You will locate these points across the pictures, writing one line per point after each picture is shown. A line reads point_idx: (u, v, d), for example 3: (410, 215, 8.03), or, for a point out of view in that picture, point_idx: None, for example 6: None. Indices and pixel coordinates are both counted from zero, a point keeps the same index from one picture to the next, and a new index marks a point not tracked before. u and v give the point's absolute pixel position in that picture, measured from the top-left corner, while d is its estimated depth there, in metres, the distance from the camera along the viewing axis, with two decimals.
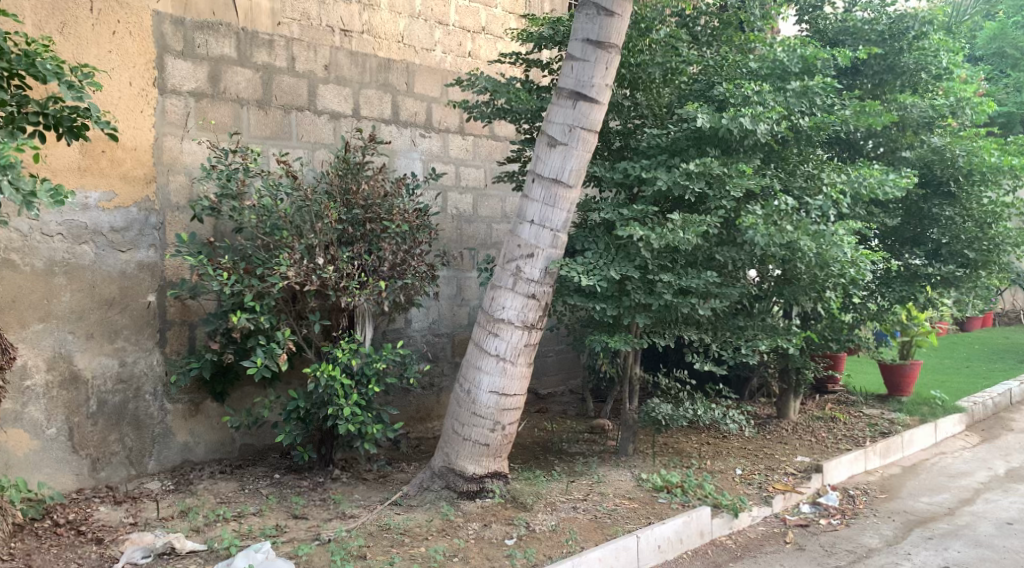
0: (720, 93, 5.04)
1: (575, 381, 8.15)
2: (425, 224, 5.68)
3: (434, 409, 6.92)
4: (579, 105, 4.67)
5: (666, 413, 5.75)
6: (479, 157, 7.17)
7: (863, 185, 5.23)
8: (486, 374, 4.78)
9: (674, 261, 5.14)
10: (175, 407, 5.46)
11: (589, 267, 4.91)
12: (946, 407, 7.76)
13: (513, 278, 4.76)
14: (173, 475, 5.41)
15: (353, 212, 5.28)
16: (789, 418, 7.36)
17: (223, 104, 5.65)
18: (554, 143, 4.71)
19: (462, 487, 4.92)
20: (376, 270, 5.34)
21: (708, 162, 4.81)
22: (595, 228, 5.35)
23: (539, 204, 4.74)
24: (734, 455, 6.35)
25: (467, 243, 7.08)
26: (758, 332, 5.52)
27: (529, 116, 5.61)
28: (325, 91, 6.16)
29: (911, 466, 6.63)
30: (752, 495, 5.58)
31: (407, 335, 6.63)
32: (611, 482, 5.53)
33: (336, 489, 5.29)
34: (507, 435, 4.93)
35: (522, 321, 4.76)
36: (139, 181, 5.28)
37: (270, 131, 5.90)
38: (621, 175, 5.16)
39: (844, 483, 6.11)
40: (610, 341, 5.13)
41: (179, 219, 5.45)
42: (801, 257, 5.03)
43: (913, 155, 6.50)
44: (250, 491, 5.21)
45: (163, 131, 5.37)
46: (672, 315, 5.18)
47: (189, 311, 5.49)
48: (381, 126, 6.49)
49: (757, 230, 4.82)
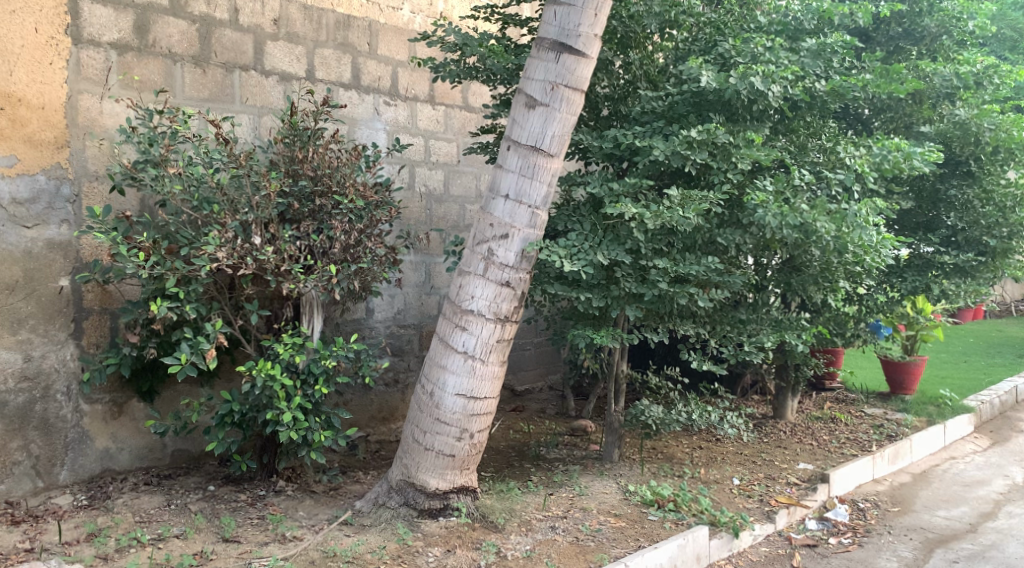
0: (723, 51, 4.38)
1: (554, 376, 7.49)
2: (386, 201, 4.96)
3: (398, 409, 6.23)
4: (564, 58, 3.98)
5: (657, 417, 5.11)
6: (452, 130, 6.46)
7: (884, 160, 4.45)
8: (452, 375, 4.10)
9: (670, 244, 4.49)
10: (93, 408, 4.72)
11: (573, 250, 4.26)
12: (955, 406, 7.15)
13: (484, 263, 4.06)
14: (89, 487, 4.67)
15: (300, 183, 4.58)
16: (786, 418, 6.76)
17: (152, 59, 4.88)
18: (533, 103, 4.02)
19: (424, 504, 4.24)
20: (326, 253, 4.63)
21: (712, 128, 4.13)
22: (580, 206, 4.69)
23: (515, 175, 4.04)
24: (730, 462, 5.72)
25: (435, 224, 6.39)
26: (761, 326, 4.91)
27: (506, 76, 4.90)
28: (273, 49, 5.41)
29: (921, 474, 6.05)
30: (754, 509, 4.95)
31: (368, 326, 5.93)
32: (595, 494, 4.87)
33: (279, 505, 4.58)
34: (477, 445, 4.25)
35: (495, 313, 4.07)
36: (48, 144, 4.50)
37: (209, 92, 5.13)
38: (611, 144, 4.47)
39: (852, 495, 5.51)
40: (596, 337, 4.48)
41: (97, 191, 4.69)
42: (817, 242, 4.35)
43: (933, 131, 5.82)
44: (177, 507, 4.48)
45: (78, 88, 4.60)
46: (667, 307, 4.52)
47: (110, 297, 4.74)
48: (338, 90, 5.75)
49: (768, 209, 4.20)
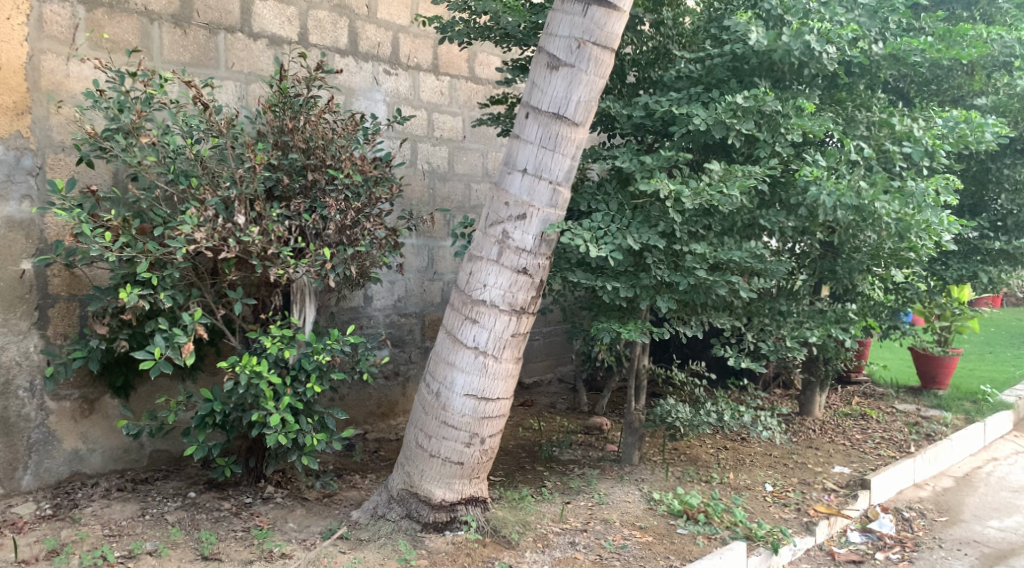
0: (770, 8, 3.91)
1: (565, 367, 7.03)
2: (387, 176, 4.46)
3: (398, 404, 5.75)
4: (592, 10, 3.48)
5: (684, 419, 4.66)
6: (457, 103, 5.94)
7: (951, 132, 4.05)
8: (461, 374, 3.62)
9: (707, 227, 4.02)
10: (61, 406, 4.24)
11: (599, 232, 3.78)
12: (994, 404, 6.68)
13: (498, 247, 3.57)
14: (56, 493, 4.19)
15: (291, 156, 4.10)
16: (814, 415, 6.29)
17: (125, 17, 4.35)
18: (556, 64, 3.52)
19: (428, 517, 3.77)
20: (320, 235, 4.13)
21: (761, 94, 3.65)
22: (604, 183, 4.21)
23: (534, 147, 3.55)
24: (760, 465, 5.26)
25: (440, 204, 5.88)
26: (804, 320, 4.45)
27: (522, 37, 4.40)
28: (262, 9, 4.87)
29: (965, 477, 5.59)
30: (791, 520, 4.49)
31: (367, 315, 5.44)
32: (616, 503, 4.41)
33: (266, 514, 4.10)
34: (488, 451, 3.78)
35: (510, 304, 3.59)
36: (6, 110, 3.99)
37: (191, 56, 4.61)
38: (643, 113, 3.99)
39: (894, 502, 5.05)
40: (623, 331, 4.01)
41: (63, 163, 4.18)
42: (876, 225, 3.89)
43: (989, 103, 5.23)
44: (152, 518, 4.00)
45: (41, 47, 4.08)
46: (702, 298, 4.04)
47: (79, 282, 4.23)
48: (334, 56, 5.22)
49: (822, 186, 3.72)
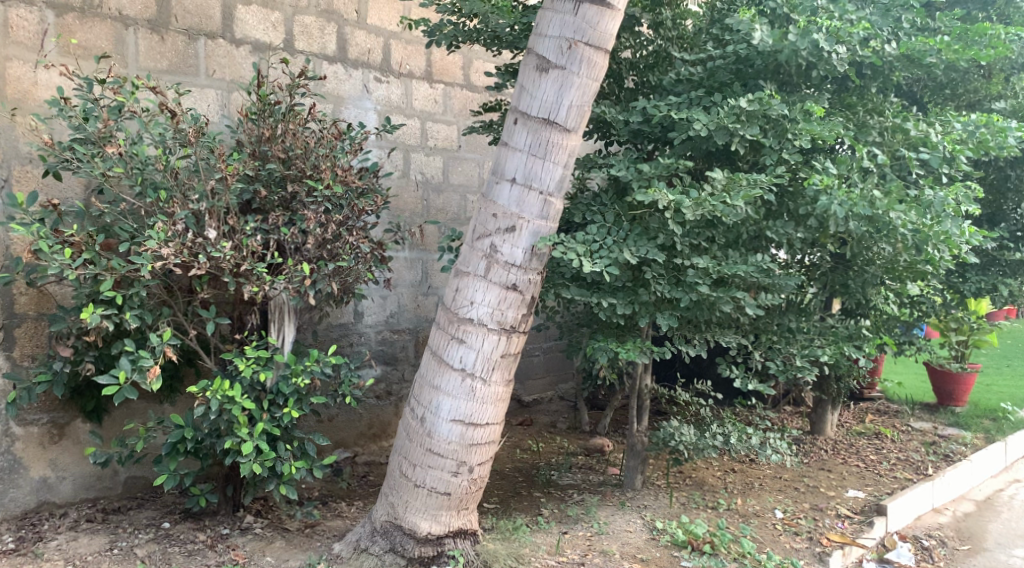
0: (775, 6, 3.76)
1: (567, 385, 6.72)
2: (373, 188, 4.24)
3: (390, 424, 5.51)
4: (584, 9, 3.26)
5: (688, 442, 4.37)
6: (451, 111, 5.72)
7: (970, 137, 3.84)
8: (447, 398, 3.37)
9: (710, 239, 3.78)
10: (27, 432, 4.01)
11: (594, 245, 3.54)
12: (1014, 422, 6.41)
13: (486, 261, 3.33)
14: (21, 524, 3.95)
15: (269, 166, 3.88)
16: (826, 434, 6.01)
17: (97, 21, 4.15)
18: (545, 66, 3.29)
19: (413, 552, 3.50)
20: (300, 249, 3.90)
21: (766, 97, 3.41)
22: (601, 193, 3.98)
23: (523, 154, 3.32)
24: (770, 489, 4.99)
25: (433, 216, 5.65)
26: (816, 337, 4.18)
27: (514, 39, 4.17)
28: (245, 15, 4.67)
29: (986, 501, 5.29)
30: (803, 550, 4.21)
31: (356, 332, 5.21)
32: (616, 533, 4.14)
33: (243, 547, 3.85)
34: (477, 480, 3.52)
35: (498, 322, 3.35)
36: None
37: (169, 62, 4.40)
38: (640, 119, 3.77)
39: (912, 529, 4.76)
40: (622, 350, 3.75)
41: (30, 175, 3.98)
42: (891, 236, 3.62)
43: (1007, 108, 5.00)
44: (121, 552, 3.76)
45: (6, 53, 3.89)
46: (706, 314, 3.79)
47: (48, 300, 4.00)
48: (321, 63, 5.01)
49: (833, 196, 3.47)
